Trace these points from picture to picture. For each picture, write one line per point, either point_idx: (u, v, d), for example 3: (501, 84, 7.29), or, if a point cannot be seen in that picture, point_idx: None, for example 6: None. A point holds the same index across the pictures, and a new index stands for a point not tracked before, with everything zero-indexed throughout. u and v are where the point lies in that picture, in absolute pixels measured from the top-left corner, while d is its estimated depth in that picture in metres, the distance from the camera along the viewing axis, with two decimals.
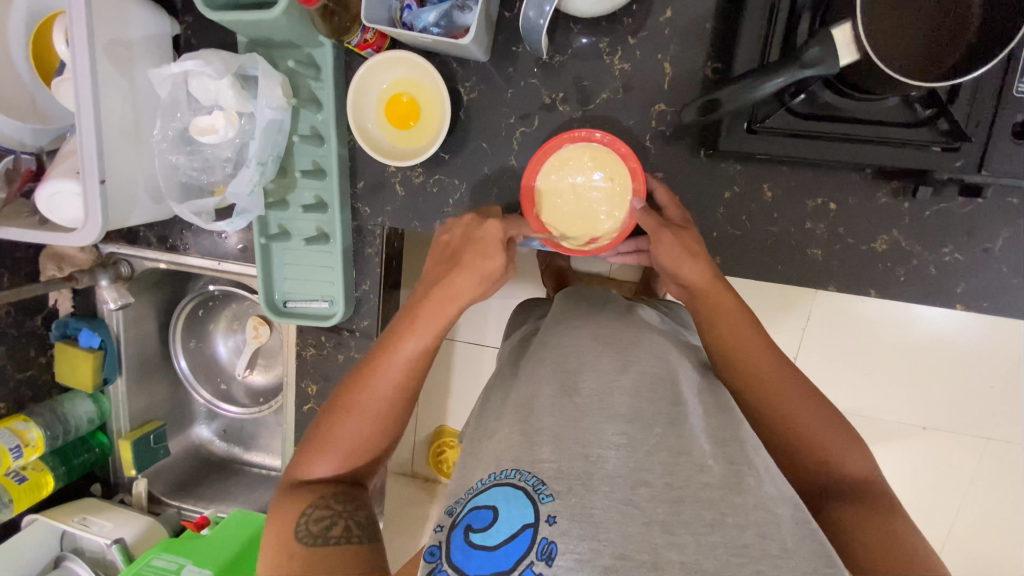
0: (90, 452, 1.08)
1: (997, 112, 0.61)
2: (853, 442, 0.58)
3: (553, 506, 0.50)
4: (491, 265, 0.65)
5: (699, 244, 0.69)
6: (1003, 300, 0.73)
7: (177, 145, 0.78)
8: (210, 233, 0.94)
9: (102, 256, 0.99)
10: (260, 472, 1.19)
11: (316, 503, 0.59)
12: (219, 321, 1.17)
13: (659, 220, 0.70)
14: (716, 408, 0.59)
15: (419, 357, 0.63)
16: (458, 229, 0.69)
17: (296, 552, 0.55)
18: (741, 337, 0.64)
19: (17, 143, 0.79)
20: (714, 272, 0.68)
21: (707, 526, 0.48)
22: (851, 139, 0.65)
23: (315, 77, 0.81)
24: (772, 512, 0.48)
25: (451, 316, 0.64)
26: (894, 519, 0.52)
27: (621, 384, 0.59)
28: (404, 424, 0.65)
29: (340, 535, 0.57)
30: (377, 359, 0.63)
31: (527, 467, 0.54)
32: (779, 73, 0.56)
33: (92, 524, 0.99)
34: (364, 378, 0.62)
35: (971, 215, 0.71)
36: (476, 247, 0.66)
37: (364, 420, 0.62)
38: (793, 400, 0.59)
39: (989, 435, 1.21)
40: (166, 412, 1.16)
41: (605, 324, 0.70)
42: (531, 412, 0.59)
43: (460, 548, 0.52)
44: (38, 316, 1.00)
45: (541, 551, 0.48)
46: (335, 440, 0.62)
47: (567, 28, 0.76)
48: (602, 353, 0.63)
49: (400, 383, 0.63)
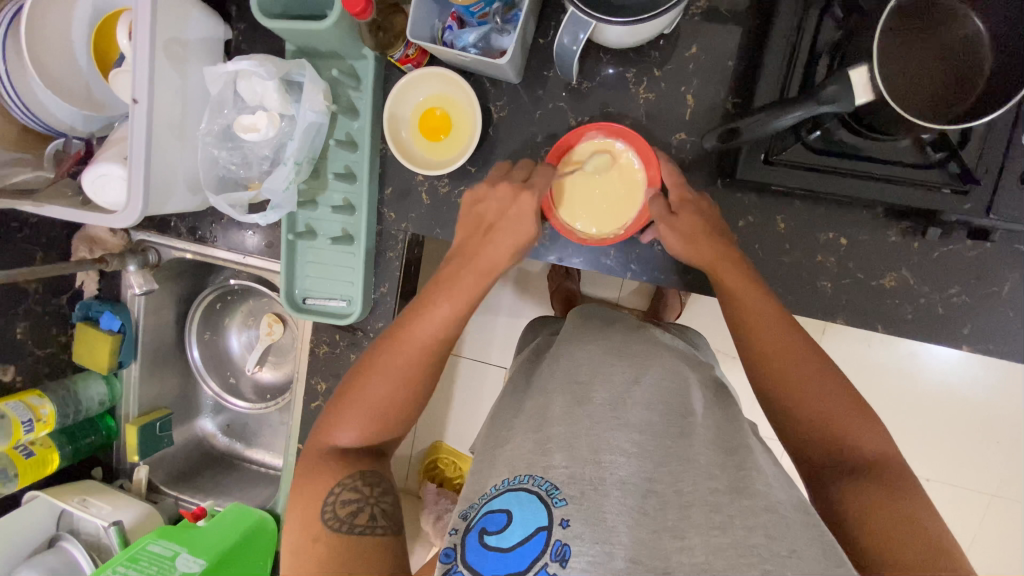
0: (96, 435, 1.10)
1: (1006, 157, 0.64)
2: (865, 419, 0.58)
3: (566, 510, 0.51)
4: (524, 233, 0.71)
5: (710, 221, 0.71)
6: (1007, 344, 0.74)
7: (220, 140, 0.83)
8: (239, 228, 0.97)
9: (132, 242, 1.02)
10: (259, 469, 1.20)
11: (344, 483, 0.62)
12: (235, 315, 1.20)
13: (664, 205, 0.72)
14: (722, 419, 0.62)
15: (449, 325, 0.67)
16: (493, 202, 0.73)
17: (321, 535, 0.59)
18: (753, 316, 0.64)
19: (68, 127, 0.84)
20: (725, 248, 0.69)
21: (717, 527, 0.49)
22: (863, 176, 0.68)
23: (355, 87, 0.85)
24: (781, 516, 0.49)
25: (484, 287, 0.69)
26: (903, 496, 0.53)
27: (635, 395, 0.61)
28: (426, 397, 0.69)
29: (366, 524, 0.60)
30: (405, 322, 0.67)
31: (540, 473, 0.55)
32: (797, 107, 0.59)
33: (91, 505, 1.00)
34: (398, 345, 0.66)
35: (979, 258, 0.73)
36: (510, 220, 0.71)
37: (394, 386, 0.66)
38: (807, 378, 0.60)
39: (995, 491, 1.19)
40: (173, 401, 1.18)
41: (616, 338, 0.72)
42: (543, 419, 0.60)
43: (474, 550, 0.53)
44: (64, 295, 1.03)
45: (554, 552, 0.49)
46: (358, 406, 0.65)
47: (597, 57, 0.80)
48: (613, 364, 0.65)
49: (425, 348, 0.66)
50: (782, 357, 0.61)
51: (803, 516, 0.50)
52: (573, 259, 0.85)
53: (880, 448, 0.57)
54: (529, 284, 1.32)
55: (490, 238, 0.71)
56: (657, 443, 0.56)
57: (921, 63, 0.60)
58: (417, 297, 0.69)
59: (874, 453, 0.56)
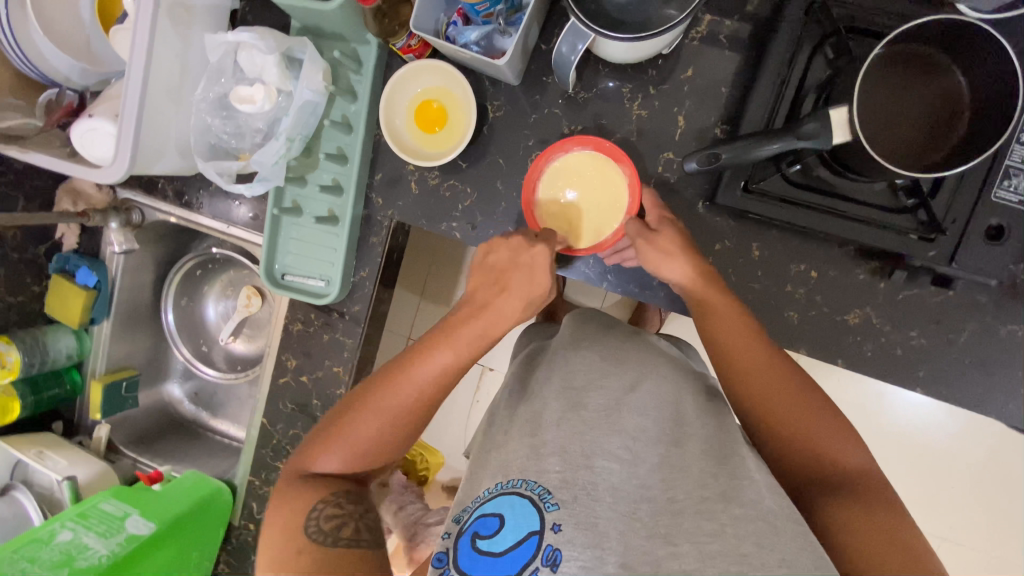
0: (61, 387, 1.09)
1: (973, 212, 0.66)
2: (843, 432, 0.59)
3: (557, 514, 0.53)
4: (537, 290, 0.73)
5: (684, 242, 0.72)
6: (960, 390, 0.77)
7: (215, 108, 0.83)
8: (225, 198, 0.97)
9: (117, 199, 1.01)
10: (222, 440, 1.20)
11: (328, 499, 0.63)
12: (215, 284, 1.19)
13: (637, 225, 0.74)
14: (717, 429, 0.61)
15: (447, 369, 0.66)
16: (504, 252, 0.74)
17: (306, 547, 0.60)
18: (739, 328, 0.65)
19: (63, 79, 0.84)
20: (702, 271, 0.70)
21: (708, 535, 0.50)
22: (837, 213, 0.70)
23: (356, 71, 0.86)
24: (771, 524, 0.49)
25: (489, 338, 0.69)
26: (886, 510, 0.53)
27: (629, 403, 0.62)
28: (420, 427, 0.69)
29: (350, 537, 0.61)
30: (404, 363, 0.66)
31: (533, 477, 0.57)
32: (776, 140, 0.61)
33: (47, 458, 0.99)
34: (393, 383, 0.66)
35: (941, 304, 0.75)
36: (522, 273, 0.72)
37: (382, 420, 0.65)
38: (789, 392, 0.61)
39: (944, 535, 1.22)
40: (142, 363, 1.17)
41: (613, 344, 0.73)
42: (538, 426, 0.62)
43: (467, 554, 0.55)
44: (42, 246, 1.03)
45: (546, 557, 0.52)
46: (344, 439, 0.65)
47: (596, 69, 0.82)
48: (608, 372, 0.67)
49: (425, 388, 0.66)
50: (770, 373, 0.62)
51: (794, 524, 0.50)
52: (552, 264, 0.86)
53: (862, 465, 0.58)
54: None
55: (505, 294, 0.71)
56: (611, 450, 0.58)
57: (899, 111, 0.63)
58: (418, 343, 0.68)
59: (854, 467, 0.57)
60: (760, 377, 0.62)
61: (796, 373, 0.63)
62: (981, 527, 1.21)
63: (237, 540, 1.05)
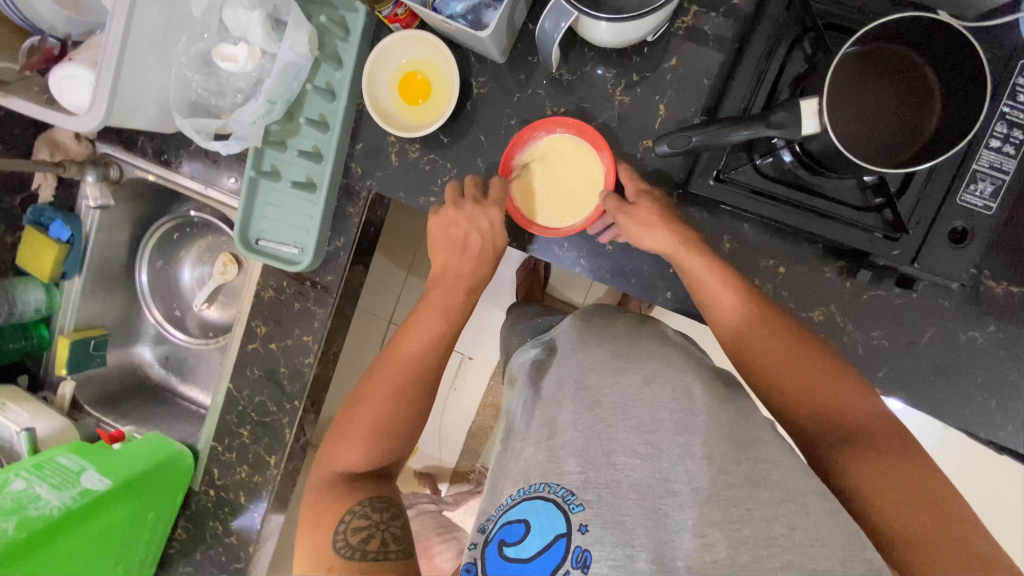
0: (27, 340, 1.08)
1: (938, 213, 0.67)
2: (843, 383, 0.59)
3: (583, 516, 0.52)
4: (498, 240, 0.78)
5: (664, 211, 0.73)
6: (918, 392, 0.78)
7: (197, 64, 0.82)
8: (204, 159, 0.96)
9: (96, 153, 1.01)
10: (190, 406, 1.19)
11: (355, 511, 0.65)
12: (192, 249, 1.18)
13: (615, 199, 0.74)
14: (736, 417, 0.58)
15: (439, 336, 0.73)
16: (462, 222, 0.77)
17: (334, 564, 0.62)
18: (721, 294, 0.66)
19: (47, 26, 0.84)
20: (681, 234, 0.70)
21: (736, 521, 0.49)
22: (806, 208, 0.70)
23: (343, 38, 0.86)
24: (803, 506, 0.49)
25: (465, 297, 0.76)
26: (894, 456, 0.53)
27: (642, 398, 0.58)
28: (428, 403, 0.74)
29: (377, 549, 0.63)
30: (394, 349, 0.73)
31: (555, 480, 0.55)
32: (748, 126, 0.61)
33: (8, 410, 0.98)
34: (392, 359, 0.72)
35: (904, 306, 0.76)
36: (482, 234, 0.77)
37: (389, 399, 0.70)
38: (778, 351, 0.61)
39: None
40: (113, 323, 1.16)
41: (624, 339, 0.69)
42: (553, 429, 0.60)
43: (495, 563, 0.55)
44: (18, 196, 1.01)
45: (576, 559, 0.51)
46: (359, 431, 0.69)
47: (581, 53, 0.82)
48: (618, 369, 0.62)
49: (420, 356, 0.72)
50: (754, 335, 0.63)
51: (826, 502, 0.50)
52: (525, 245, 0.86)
53: (869, 413, 0.57)
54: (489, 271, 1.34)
55: (467, 255, 0.77)
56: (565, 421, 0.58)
57: (871, 106, 0.63)
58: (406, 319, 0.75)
59: (863, 416, 0.57)
60: (747, 339, 0.63)
61: (783, 330, 0.63)
62: None
63: (197, 505, 1.04)
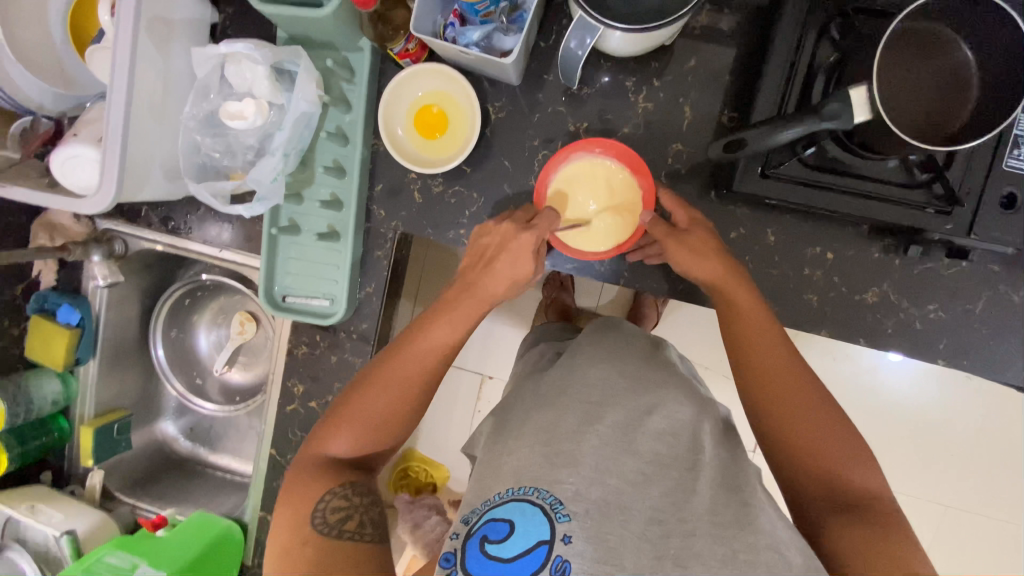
0: (47, 437, 1.01)
1: (987, 182, 0.67)
2: (855, 452, 0.60)
3: (569, 526, 0.53)
4: (523, 271, 0.70)
5: (716, 241, 0.71)
6: (981, 358, 0.77)
7: (203, 126, 0.78)
8: (215, 220, 0.92)
9: (96, 230, 0.95)
10: (224, 476, 1.14)
11: (335, 491, 0.63)
12: (205, 312, 1.14)
13: (665, 228, 0.72)
14: (728, 461, 0.62)
15: (450, 344, 0.68)
16: (495, 236, 0.72)
17: (310, 539, 0.60)
18: (755, 332, 0.66)
19: (35, 105, 0.78)
20: (729, 266, 0.69)
21: (720, 560, 0.51)
22: (853, 192, 0.70)
23: (348, 80, 0.83)
24: (784, 558, 0.51)
25: (482, 311, 0.70)
26: (887, 532, 0.55)
27: (646, 427, 0.61)
28: (428, 401, 0.69)
29: (354, 529, 0.61)
30: (405, 349, 0.67)
31: (546, 487, 0.56)
32: (799, 122, 0.60)
33: (41, 513, 0.93)
34: (398, 355, 0.67)
35: (955, 276, 0.76)
36: (507, 251, 0.70)
37: (396, 393, 0.66)
38: (800, 405, 0.62)
39: (949, 503, 1.24)
40: (133, 402, 1.11)
41: (630, 362, 0.70)
42: (553, 435, 0.60)
43: (475, 558, 0.54)
44: (19, 286, 0.96)
45: (554, 568, 0.51)
46: (354, 418, 0.66)
47: (598, 64, 0.80)
48: (624, 391, 0.65)
49: (429, 364, 0.67)
50: (781, 386, 0.63)
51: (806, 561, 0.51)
52: (566, 265, 0.84)
53: (872, 487, 0.59)
54: None
55: (490, 268, 0.70)
56: None
57: (914, 84, 0.62)
58: (418, 316, 0.70)
59: (863, 490, 0.59)
60: (774, 393, 0.63)
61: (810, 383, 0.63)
62: (985, 493, 1.23)
63: None
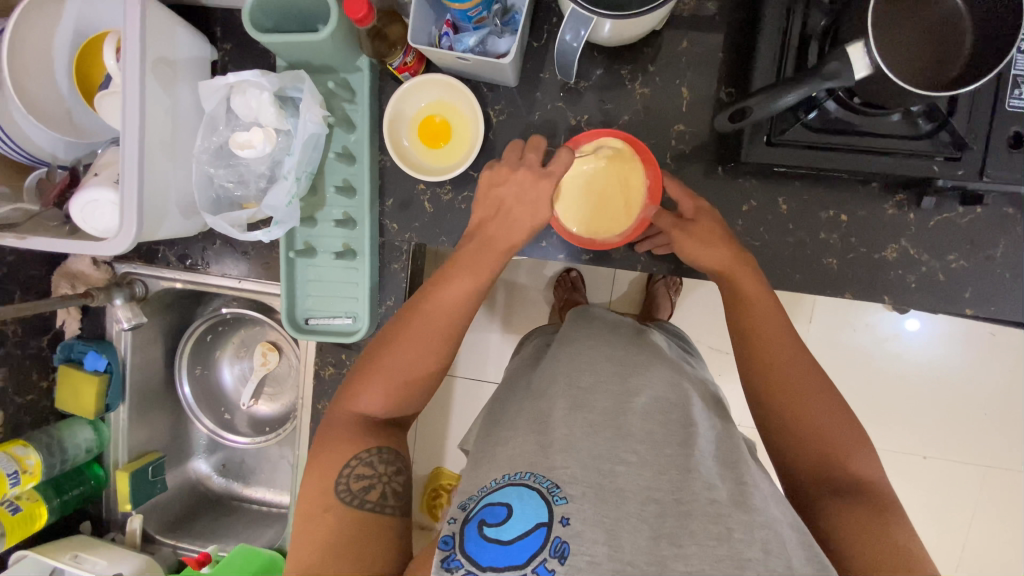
0: (83, 486, 1.01)
1: (992, 124, 0.67)
2: (857, 440, 0.62)
3: (566, 508, 0.53)
4: (541, 217, 0.69)
5: (727, 232, 0.72)
6: (1008, 304, 0.77)
7: (216, 158, 0.80)
8: (232, 252, 0.93)
9: (116, 275, 0.97)
10: (260, 508, 1.14)
11: (360, 457, 0.62)
12: (227, 347, 1.15)
13: (671, 219, 0.73)
14: (720, 433, 0.64)
15: (470, 295, 0.67)
16: (513, 186, 0.70)
17: (333, 507, 0.59)
18: (762, 322, 0.67)
19: (50, 157, 0.81)
20: (736, 255, 0.70)
21: (714, 539, 0.51)
22: (860, 150, 0.70)
23: (350, 100, 0.84)
24: (777, 532, 0.51)
25: (499, 264, 0.69)
26: (883, 515, 0.56)
27: (635, 406, 0.63)
28: (452, 357, 0.69)
29: (376, 500, 0.60)
30: (422, 309, 0.67)
31: (542, 472, 0.57)
32: (800, 86, 0.61)
33: (85, 562, 0.93)
34: (419, 308, 0.67)
35: (972, 224, 0.76)
36: (523, 201, 0.69)
37: (417, 348, 0.66)
38: (807, 392, 0.63)
39: (991, 461, 1.22)
40: (165, 443, 1.11)
41: (619, 345, 0.74)
42: (545, 424, 0.62)
43: (474, 541, 0.52)
44: (44, 337, 0.96)
45: (553, 549, 0.51)
46: (381, 375, 0.66)
47: (591, 57, 0.82)
48: (613, 373, 0.68)
49: (450, 316, 0.67)
50: (792, 375, 0.64)
51: (799, 536, 0.52)
52: (581, 257, 0.85)
53: (871, 473, 0.60)
54: (524, 295, 1.32)
55: (506, 219, 0.70)
56: None
57: (907, 37, 0.63)
58: (438, 271, 0.70)
59: (864, 475, 0.60)
60: (788, 385, 0.64)
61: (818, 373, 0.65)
62: None
63: None
